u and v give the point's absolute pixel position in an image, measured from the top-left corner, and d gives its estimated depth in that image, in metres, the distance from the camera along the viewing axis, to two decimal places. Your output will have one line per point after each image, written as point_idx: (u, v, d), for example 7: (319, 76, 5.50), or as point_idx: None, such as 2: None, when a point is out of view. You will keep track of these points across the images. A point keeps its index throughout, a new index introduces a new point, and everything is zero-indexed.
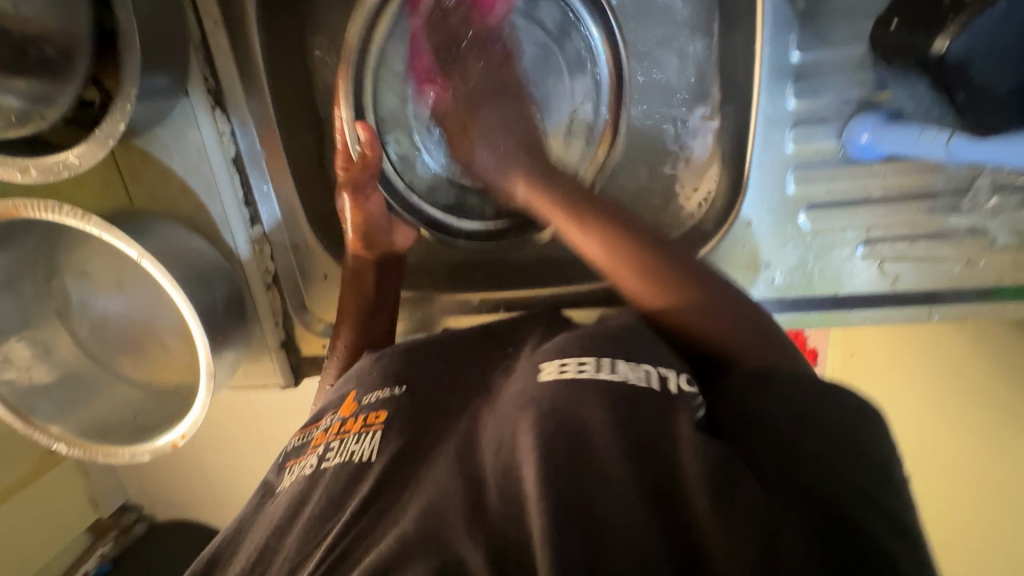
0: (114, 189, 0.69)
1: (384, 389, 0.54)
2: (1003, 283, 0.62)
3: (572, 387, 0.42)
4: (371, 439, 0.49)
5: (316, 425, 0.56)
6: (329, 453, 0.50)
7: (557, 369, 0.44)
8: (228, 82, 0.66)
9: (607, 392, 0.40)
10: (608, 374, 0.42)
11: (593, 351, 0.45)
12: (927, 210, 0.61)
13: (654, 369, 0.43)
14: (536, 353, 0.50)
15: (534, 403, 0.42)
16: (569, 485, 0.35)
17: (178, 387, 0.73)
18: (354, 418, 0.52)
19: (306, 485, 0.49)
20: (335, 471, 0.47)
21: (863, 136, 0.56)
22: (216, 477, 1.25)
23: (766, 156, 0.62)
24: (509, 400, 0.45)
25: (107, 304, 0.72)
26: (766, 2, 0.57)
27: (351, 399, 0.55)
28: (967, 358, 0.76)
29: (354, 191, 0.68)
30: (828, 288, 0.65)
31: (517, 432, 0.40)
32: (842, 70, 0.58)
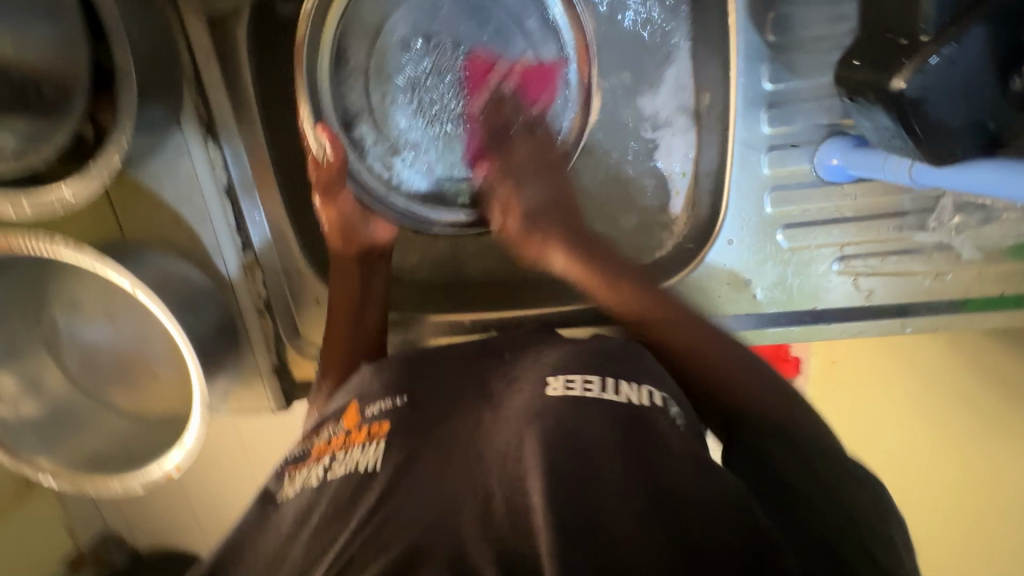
0: (104, 219, 0.69)
1: (385, 399, 0.54)
2: (970, 295, 0.65)
3: (578, 405, 0.42)
4: (375, 448, 0.49)
5: (316, 433, 0.56)
6: (333, 464, 0.50)
7: (563, 385, 0.44)
8: (221, 113, 0.67)
9: (606, 412, 0.42)
10: (612, 395, 0.43)
11: (597, 368, 0.46)
12: (895, 228, 0.64)
13: (656, 391, 0.45)
14: (538, 365, 0.49)
15: (540, 417, 0.42)
16: (578, 500, 0.37)
17: (169, 415, 0.72)
18: (357, 429, 0.52)
19: (311, 495, 0.49)
20: (340, 482, 0.47)
21: (833, 160, 0.60)
22: (203, 505, 1.22)
23: (745, 178, 0.65)
24: (516, 410, 0.45)
25: (97, 334, 0.72)
26: (738, 35, 0.61)
27: (352, 409, 0.55)
28: (939, 370, 0.79)
29: (324, 193, 0.68)
30: (808, 303, 0.68)
31: (523, 446, 0.41)
32: (810, 98, 0.61)
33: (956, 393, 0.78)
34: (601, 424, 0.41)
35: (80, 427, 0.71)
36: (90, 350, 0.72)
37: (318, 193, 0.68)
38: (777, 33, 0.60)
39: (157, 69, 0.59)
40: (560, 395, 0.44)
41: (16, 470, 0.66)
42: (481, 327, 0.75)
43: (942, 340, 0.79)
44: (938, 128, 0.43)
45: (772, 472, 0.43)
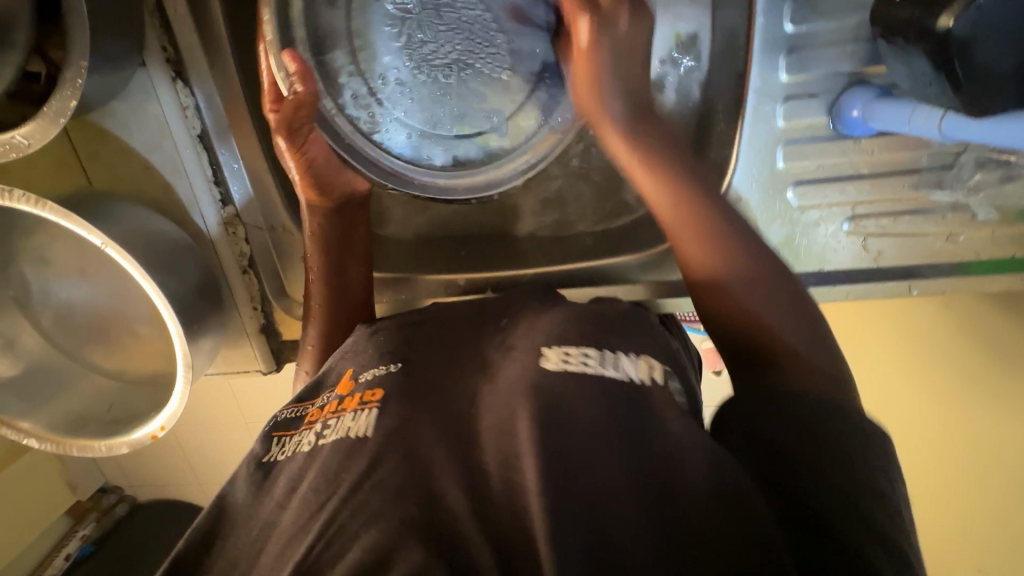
0: (69, 168, 0.64)
1: (379, 366, 0.52)
2: (980, 257, 0.63)
3: (577, 378, 0.43)
4: (367, 414, 0.47)
5: (310, 400, 0.54)
6: (325, 430, 0.48)
7: (561, 359, 0.44)
8: (188, 51, 0.61)
9: (607, 389, 0.42)
10: (610, 369, 0.44)
11: (593, 341, 0.47)
12: (912, 185, 0.61)
13: (643, 359, 0.46)
14: (534, 332, 0.49)
15: (535, 394, 0.41)
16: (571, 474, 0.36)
17: (154, 374, 0.70)
18: (351, 396, 0.50)
19: (303, 464, 0.46)
20: (331, 447, 0.45)
21: (853, 112, 0.56)
22: (198, 459, 1.23)
23: (758, 131, 0.61)
24: (508, 383, 0.44)
25: (71, 293, 0.68)
26: None
27: (346, 377, 0.53)
28: (934, 329, 0.76)
29: (289, 133, 0.61)
30: (813, 264, 0.66)
31: (513, 422, 0.40)
32: (834, 42, 0.56)
33: (943, 356, 0.74)
34: (590, 402, 0.41)
35: (61, 387, 0.69)
36: (66, 310, 0.69)
37: (282, 134, 0.61)
38: None
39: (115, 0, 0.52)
40: (560, 367, 0.44)
41: None
42: (476, 287, 0.73)
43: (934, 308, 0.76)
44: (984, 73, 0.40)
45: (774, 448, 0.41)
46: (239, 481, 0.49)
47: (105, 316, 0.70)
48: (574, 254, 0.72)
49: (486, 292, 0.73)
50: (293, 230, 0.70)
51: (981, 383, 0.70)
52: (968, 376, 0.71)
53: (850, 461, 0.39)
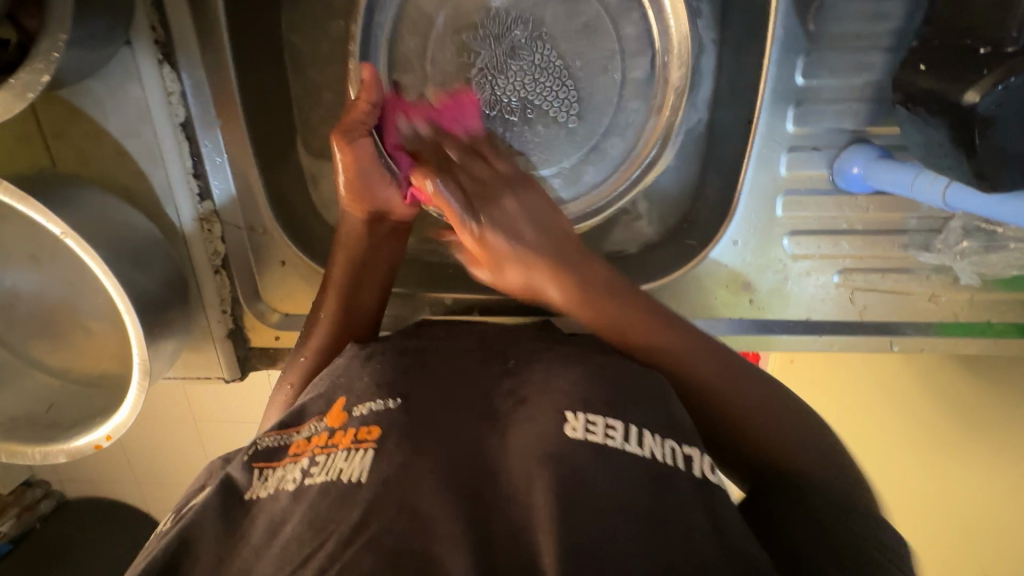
0: (31, 146, 0.59)
1: (377, 401, 0.49)
2: (958, 319, 0.65)
3: (603, 459, 0.41)
4: (362, 457, 0.44)
5: (296, 429, 0.52)
6: (312, 468, 0.45)
7: (584, 429, 0.43)
8: (182, 35, 0.57)
9: (633, 471, 0.40)
10: (634, 447, 0.42)
11: (619, 411, 0.45)
12: (900, 245, 0.63)
13: (678, 447, 0.43)
14: (549, 392, 0.47)
15: (552, 460, 0.40)
16: (588, 542, 0.36)
17: (104, 375, 0.65)
18: (342, 431, 0.47)
19: (285, 504, 0.43)
20: (319, 490, 0.43)
21: (854, 169, 0.57)
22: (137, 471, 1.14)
23: (761, 178, 0.61)
24: (523, 446, 0.43)
25: (16, 281, 0.62)
26: (778, 19, 0.55)
27: (339, 408, 0.50)
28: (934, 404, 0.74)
29: (343, 138, 0.60)
30: (801, 313, 0.66)
31: (531, 499, 0.39)
32: (837, 100, 0.57)
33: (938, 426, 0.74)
34: (613, 474, 0.40)
35: None
36: (10, 300, 0.63)
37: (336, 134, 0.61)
38: (818, 23, 0.54)
39: None
40: (580, 436, 0.42)
41: None
42: (463, 307, 0.70)
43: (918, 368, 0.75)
44: None
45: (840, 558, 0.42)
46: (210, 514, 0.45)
47: (54, 309, 0.63)
48: None
49: (472, 313, 0.70)
50: (274, 232, 0.66)
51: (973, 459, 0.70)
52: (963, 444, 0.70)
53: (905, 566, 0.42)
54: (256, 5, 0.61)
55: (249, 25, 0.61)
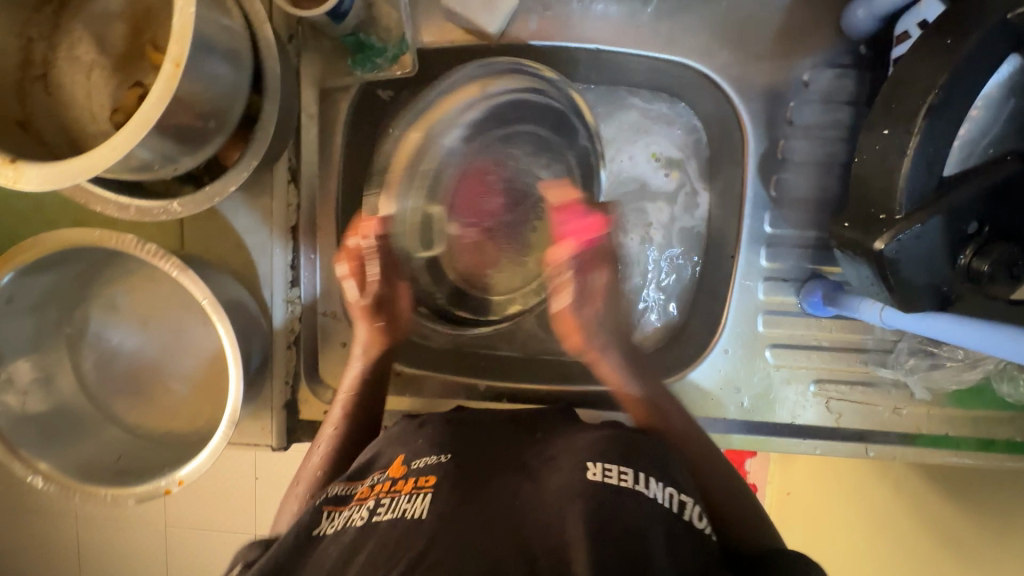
0: (169, 233, 0.74)
1: (431, 456, 0.57)
2: (921, 431, 0.76)
3: (617, 494, 0.49)
4: (422, 499, 0.52)
5: (361, 479, 0.59)
6: (379, 508, 0.52)
7: (601, 473, 0.51)
8: (307, 164, 0.75)
9: (642, 507, 0.49)
10: (643, 488, 0.50)
11: (633, 462, 0.53)
12: (862, 361, 0.76)
13: (677, 493, 0.52)
14: (575, 447, 0.56)
15: (580, 497, 0.48)
16: (607, 548, 0.44)
17: (173, 433, 0.73)
18: (403, 479, 0.55)
19: (356, 536, 0.50)
20: (386, 526, 0.49)
21: (816, 296, 0.73)
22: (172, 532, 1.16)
23: (743, 300, 0.76)
24: (556, 488, 0.50)
25: (123, 339, 0.73)
26: (748, 186, 0.75)
27: (399, 461, 0.58)
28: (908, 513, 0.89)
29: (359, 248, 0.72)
30: (786, 416, 0.78)
31: (563, 522, 0.47)
32: (797, 245, 0.75)
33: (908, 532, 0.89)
34: (625, 512, 0.48)
35: (78, 430, 0.69)
36: (111, 356, 0.73)
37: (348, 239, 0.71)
38: (777, 190, 0.74)
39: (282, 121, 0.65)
40: (599, 481, 0.50)
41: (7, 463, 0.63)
42: (493, 394, 0.81)
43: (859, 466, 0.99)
44: (907, 282, 0.50)
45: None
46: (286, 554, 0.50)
47: (146, 368, 0.73)
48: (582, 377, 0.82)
49: (501, 400, 0.81)
50: (344, 319, 0.79)
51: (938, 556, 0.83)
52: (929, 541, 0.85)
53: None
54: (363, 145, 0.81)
55: (356, 160, 0.79)
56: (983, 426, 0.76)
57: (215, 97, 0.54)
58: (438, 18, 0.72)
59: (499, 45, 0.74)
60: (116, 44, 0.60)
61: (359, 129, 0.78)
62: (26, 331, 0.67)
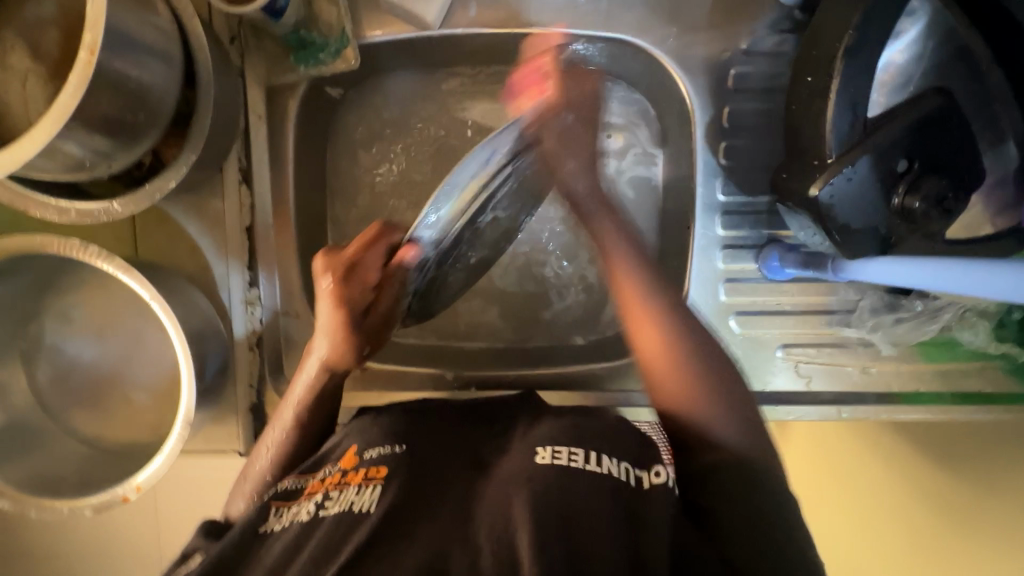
0: (121, 241, 0.73)
1: (384, 446, 0.57)
2: (893, 389, 0.76)
3: (567, 476, 0.49)
4: (371, 490, 0.51)
5: (313, 472, 0.58)
6: (325, 502, 0.51)
7: (552, 457, 0.51)
8: (258, 164, 0.75)
9: (595, 489, 0.48)
10: (594, 467, 0.50)
11: (582, 442, 0.53)
12: (827, 323, 0.76)
13: (633, 469, 0.51)
14: (528, 437, 0.56)
15: (526, 483, 0.49)
16: (547, 533, 0.44)
17: (134, 443, 0.71)
18: (354, 470, 0.55)
19: (299, 533, 0.49)
20: (333, 519, 0.49)
21: (774, 262, 0.73)
22: None
23: (703, 270, 0.76)
24: (507, 475, 0.51)
25: (80, 350, 0.72)
26: (698, 156, 0.75)
27: (351, 452, 0.58)
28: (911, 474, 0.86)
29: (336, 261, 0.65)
30: (757, 384, 0.77)
31: (511, 510, 0.47)
32: (752, 211, 0.75)
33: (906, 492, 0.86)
34: (578, 492, 0.48)
35: (35, 445, 0.68)
36: (68, 368, 0.72)
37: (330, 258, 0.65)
38: (727, 158, 0.74)
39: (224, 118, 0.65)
40: (549, 464, 0.50)
41: None
42: (462, 383, 0.80)
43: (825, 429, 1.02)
44: (847, 229, 0.51)
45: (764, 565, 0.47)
46: (230, 552, 0.49)
47: (105, 378, 0.72)
48: (550, 360, 0.82)
49: (470, 389, 0.80)
50: (306, 318, 0.78)
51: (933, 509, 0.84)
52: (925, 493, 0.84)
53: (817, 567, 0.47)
54: (316, 143, 0.81)
55: (309, 159, 0.79)
56: (950, 378, 0.76)
57: (145, 94, 0.54)
58: (379, 12, 0.73)
59: (441, 34, 0.74)
60: (51, 50, 0.60)
61: (309, 126, 0.78)
62: None
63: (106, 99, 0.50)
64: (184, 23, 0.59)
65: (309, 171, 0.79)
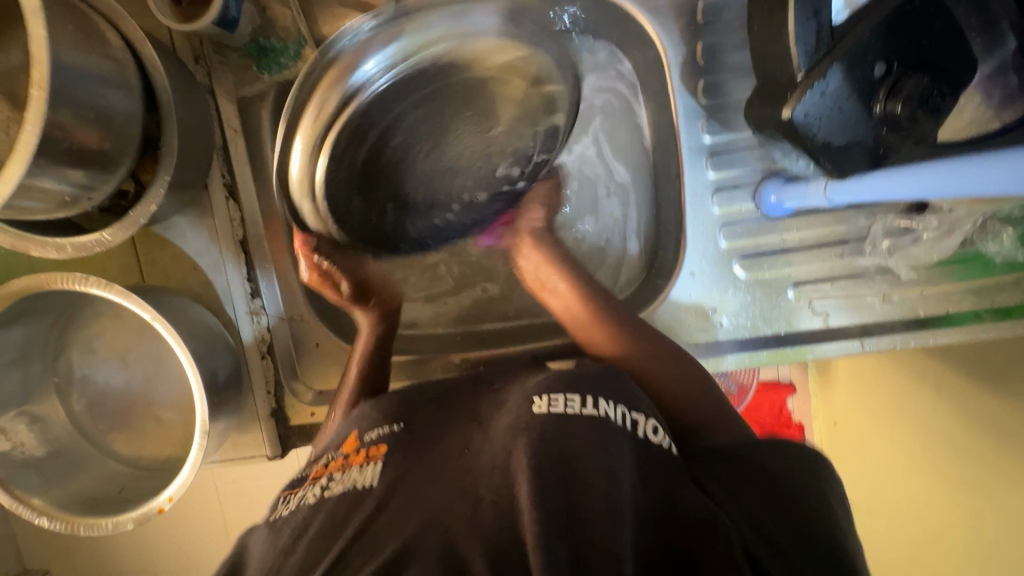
0: (128, 270, 0.76)
1: (384, 426, 0.58)
2: (919, 313, 0.72)
3: (561, 421, 0.47)
4: (372, 468, 0.53)
5: (317, 461, 0.60)
6: (331, 483, 0.53)
7: (546, 405, 0.50)
8: (242, 177, 0.76)
9: (588, 426, 0.47)
10: (591, 409, 0.48)
11: (577, 387, 0.51)
12: (840, 254, 0.72)
13: (628, 410, 0.50)
14: (526, 389, 0.55)
15: (524, 432, 0.47)
16: (548, 474, 0.43)
17: (168, 459, 0.75)
18: (356, 452, 0.56)
19: (307, 513, 0.51)
20: (337, 497, 0.51)
21: (770, 197, 0.69)
22: None
23: (699, 217, 0.73)
24: (502, 431, 0.50)
25: (108, 377, 0.76)
26: (677, 98, 0.71)
27: (352, 436, 0.59)
28: (941, 400, 0.89)
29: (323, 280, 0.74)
30: (773, 327, 0.74)
31: (509, 458, 0.46)
32: (743, 148, 0.71)
33: (942, 418, 0.88)
34: (565, 432, 0.47)
35: (78, 470, 0.72)
36: (100, 395, 0.76)
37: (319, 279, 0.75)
38: (709, 97, 0.71)
39: (195, 136, 0.66)
40: (545, 412, 0.49)
41: (11, 508, 0.65)
42: (470, 364, 0.80)
43: (875, 359, 1.04)
44: (828, 148, 0.48)
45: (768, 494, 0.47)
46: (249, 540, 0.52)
47: (133, 401, 0.76)
48: (556, 331, 0.81)
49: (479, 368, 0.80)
50: (310, 320, 0.81)
51: (962, 436, 0.84)
52: (962, 415, 0.84)
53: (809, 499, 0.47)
54: None
55: None
56: (983, 295, 0.70)
57: (110, 121, 0.56)
58: (331, 6, 0.72)
59: None
60: (25, 96, 0.62)
61: (286, 132, 0.79)
62: (14, 383, 0.70)
63: (70, 131, 0.51)
64: (136, 48, 0.60)
65: None
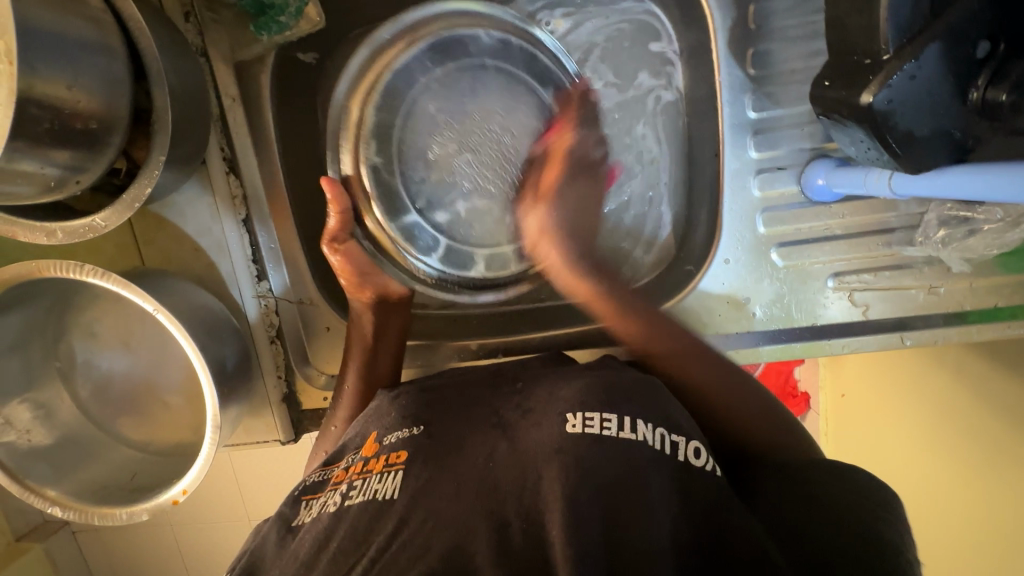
0: (126, 251, 0.72)
1: (404, 429, 0.56)
2: (965, 308, 0.67)
3: (598, 444, 0.45)
4: (394, 477, 0.50)
5: (337, 462, 0.58)
6: (351, 491, 0.51)
7: (581, 423, 0.47)
8: (243, 151, 0.71)
9: (625, 451, 0.45)
10: (629, 433, 0.46)
11: (614, 406, 0.49)
12: (885, 244, 0.67)
13: (667, 434, 0.48)
14: (552, 397, 0.52)
15: (559, 455, 0.45)
16: (584, 505, 0.41)
17: (179, 445, 0.73)
18: (376, 458, 0.54)
19: (328, 523, 0.49)
20: (359, 507, 0.49)
21: (819, 180, 0.64)
22: (190, 556, 1.05)
23: (737, 202, 0.68)
24: (535, 445, 0.48)
25: (112, 363, 0.73)
26: (721, 69, 0.65)
27: (372, 440, 0.57)
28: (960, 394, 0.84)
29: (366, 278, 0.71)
30: (806, 319, 0.70)
31: (543, 481, 0.44)
32: (792, 126, 0.65)
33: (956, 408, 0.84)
34: (605, 458, 0.44)
35: (89, 457, 0.71)
36: (105, 381, 0.73)
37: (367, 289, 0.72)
38: (757, 67, 0.64)
39: (189, 107, 0.60)
40: (580, 432, 0.47)
41: (22, 498, 0.64)
42: (488, 351, 0.77)
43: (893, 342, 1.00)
44: (909, 139, 0.44)
45: (807, 525, 0.45)
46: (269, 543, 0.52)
47: (139, 387, 0.73)
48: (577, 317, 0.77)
49: (497, 355, 0.76)
50: (320, 302, 0.77)
51: (979, 426, 0.80)
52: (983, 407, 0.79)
53: (863, 524, 0.44)
54: (300, 117, 0.75)
55: (296, 137, 0.75)
56: None
57: (95, 96, 0.50)
58: None
59: None
60: None
61: (289, 100, 0.73)
62: (14, 369, 0.67)
63: (47, 109, 0.46)
64: (118, 8, 0.53)
65: (297, 150, 0.75)
